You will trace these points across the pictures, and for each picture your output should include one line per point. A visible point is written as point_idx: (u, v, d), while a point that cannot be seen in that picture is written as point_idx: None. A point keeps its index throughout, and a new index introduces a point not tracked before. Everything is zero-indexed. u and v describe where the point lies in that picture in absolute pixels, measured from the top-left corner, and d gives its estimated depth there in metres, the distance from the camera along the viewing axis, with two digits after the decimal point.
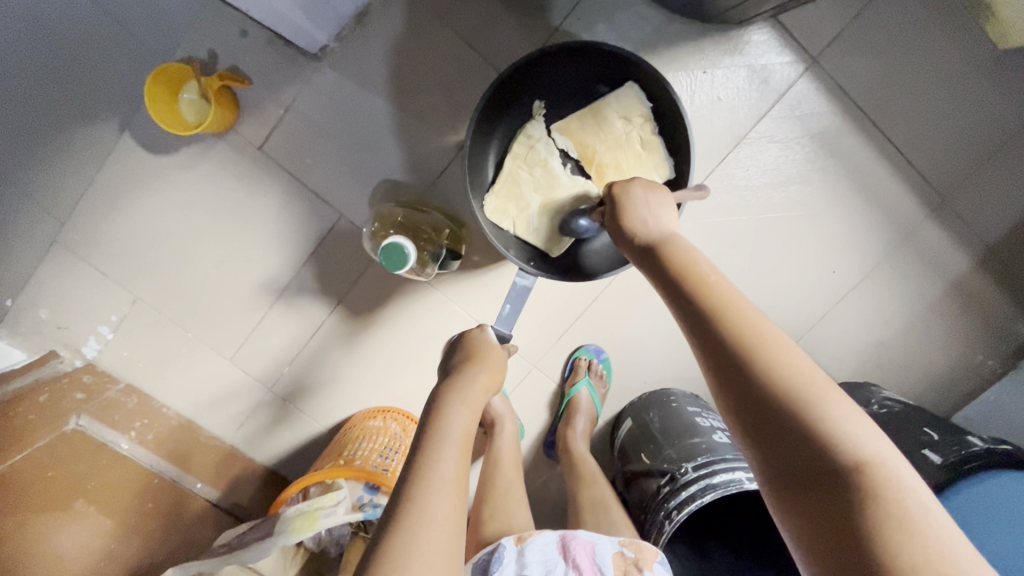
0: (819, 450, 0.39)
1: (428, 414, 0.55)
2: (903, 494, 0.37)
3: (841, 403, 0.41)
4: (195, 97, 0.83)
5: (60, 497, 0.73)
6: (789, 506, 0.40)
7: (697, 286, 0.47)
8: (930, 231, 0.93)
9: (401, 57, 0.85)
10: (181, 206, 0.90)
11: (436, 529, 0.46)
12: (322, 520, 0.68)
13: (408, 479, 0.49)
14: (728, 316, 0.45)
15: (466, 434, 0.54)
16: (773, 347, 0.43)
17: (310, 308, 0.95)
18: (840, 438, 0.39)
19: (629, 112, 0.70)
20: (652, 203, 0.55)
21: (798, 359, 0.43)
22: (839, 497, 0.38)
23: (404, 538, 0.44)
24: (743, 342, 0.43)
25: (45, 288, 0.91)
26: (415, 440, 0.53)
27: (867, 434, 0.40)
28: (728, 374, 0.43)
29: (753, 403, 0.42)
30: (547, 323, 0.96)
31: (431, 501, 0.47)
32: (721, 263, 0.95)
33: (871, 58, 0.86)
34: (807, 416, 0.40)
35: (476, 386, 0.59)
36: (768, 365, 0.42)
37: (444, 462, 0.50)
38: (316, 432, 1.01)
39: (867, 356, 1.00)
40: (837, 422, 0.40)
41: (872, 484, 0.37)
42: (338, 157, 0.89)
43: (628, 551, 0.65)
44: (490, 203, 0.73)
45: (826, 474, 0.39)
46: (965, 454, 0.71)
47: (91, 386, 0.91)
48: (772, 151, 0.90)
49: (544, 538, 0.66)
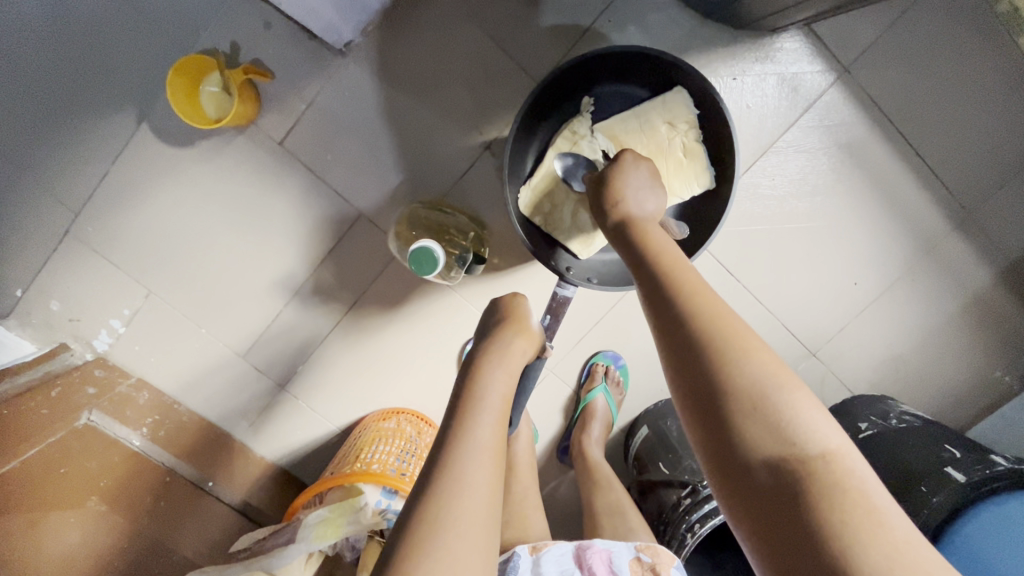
0: (771, 437, 0.41)
1: (464, 379, 0.55)
2: (853, 484, 0.39)
3: (800, 394, 0.42)
4: (216, 89, 0.81)
5: (69, 495, 0.72)
6: (736, 492, 0.41)
7: (665, 274, 0.49)
8: (953, 246, 0.92)
9: (427, 55, 0.83)
10: (198, 200, 0.88)
11: (473, 494, 0.46)
12: (345, 529, 0.69)
13: (444, 442, 0.48)
14: (695, 305, 0.47)
15: (504, 403, 0.53)
16: (734, 332, 0.45)
17: (327, 306, 0.94)
18: (795, 427, 0.41)
19: (675, 117, 0.68)
20: (642, 188, 0.58)
21: (762, 350, 0.44)
22: (785, 481, 0.39)
23: (438, 505, 0.44)
24: (704, 326, 0.45)
25: (57, 279, 0.89)
26: (452, 402, 0.53)
27: (822, 427, 0.41)
28: (687, 360, 0.45)
29: (710, 390, 0.43)
30: (566, 328, 0.96)
31: (466, 468, 0.47)
32: (743, 273, 0.94)
33: (902, 69, 0.85)
34: (765, 405, 0.41)
35: (517, 355, 0.57)
36: (727, 350, 0.44)
37: (480, 428, 0.49)
38: (328, 432, 1.00)
39: (885, 369, 0.99)
40: (794, 411, 0.41)
41: (821, 473, 0.39)
42: (358, 153, 0.87)
43: (645, 556, 0.64)
44: (524, 195, 0.72)
45: (776, 462, 0.40)
46: (991, 473, 0.70)
47: (102, 381, 0.89)
48: (799, 160, 0.89)
49: (560, 548, 0.66)
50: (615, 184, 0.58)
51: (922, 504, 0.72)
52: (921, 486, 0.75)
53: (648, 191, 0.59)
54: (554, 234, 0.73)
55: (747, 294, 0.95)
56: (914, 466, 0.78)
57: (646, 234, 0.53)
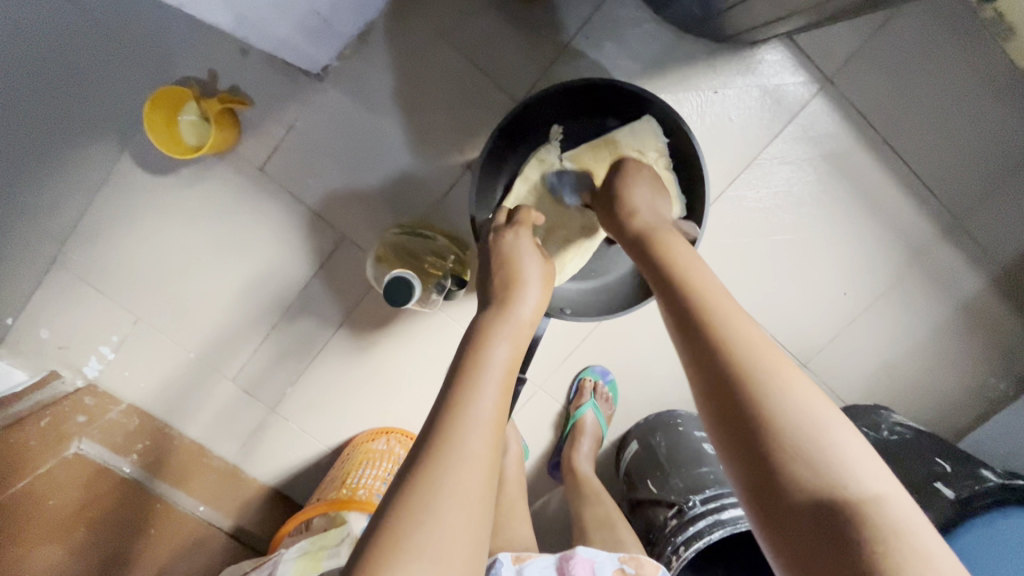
0: (814, 474, 0.38)
1: (468, 340, 0.49)
2: (904, 528, 0.36)
3: (843, 431, 0.40)
4: (194, 118, 0.81)
5: (61, 527, 0.73)
6: (778, 532, 0.38)
7: (699, 300, 0.48)
8: (942, 253, 0.91)
9: (405, 77, 0.83)
10: (182, 226, 0.89)
11: (473, 465, 0.42)
12: (325, 562, 0.67)
13: (443, 410, 0.44)
14: (730, 333, 0.45)
15: (510, 368, 0.48)
16: (772, 365, 0.43)
17: (314, 327, 0.94)
18: (843, 466, 0.38)
19: (644, 145, 0.68)
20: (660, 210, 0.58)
21: (800, 382, 0.42)
22: (830, 521, 0.36)
23: (435, 472, 0.40)
24: (742, 357, 0.43)
25: (45, 308, 0.90)
26: (453, 369, 0.48)
27: (869, 468, 0.39)
28: (726, 389, 0.43)
29: (751, 422, 0.41)
30: (553, 344, 0.95)
31: (467, 437, 0.43)
32: (730, 285, 0.93)
33: (886, 77, 0.84)
34: (806, 440, 0.39)
35: (518, 322, 0.51)
36: (766, 381, 0.42)
37: (484, 395, 0.45)
38: (319, 452, 1.00)
39: (876, 378, 0.98)
40: (835, 450, 0.39)
41: (871, 517, 0.36)
42: (339, 175, 0.87)
43: (628, 567, 0.65)
44: None
45: (821, 499, 0.37)
46: (979, 489, 0.69)
47: (92, 408, 0.90)
48: (784, 172, 0.88)
49: (543, 559, 0.65)
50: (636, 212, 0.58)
51: None
52: (910, 501, 0.74)
53: (665, 215, 0.59)
54: None
55: None
56: (901, 482, 0.78)
57: (674, 260, 0.52)
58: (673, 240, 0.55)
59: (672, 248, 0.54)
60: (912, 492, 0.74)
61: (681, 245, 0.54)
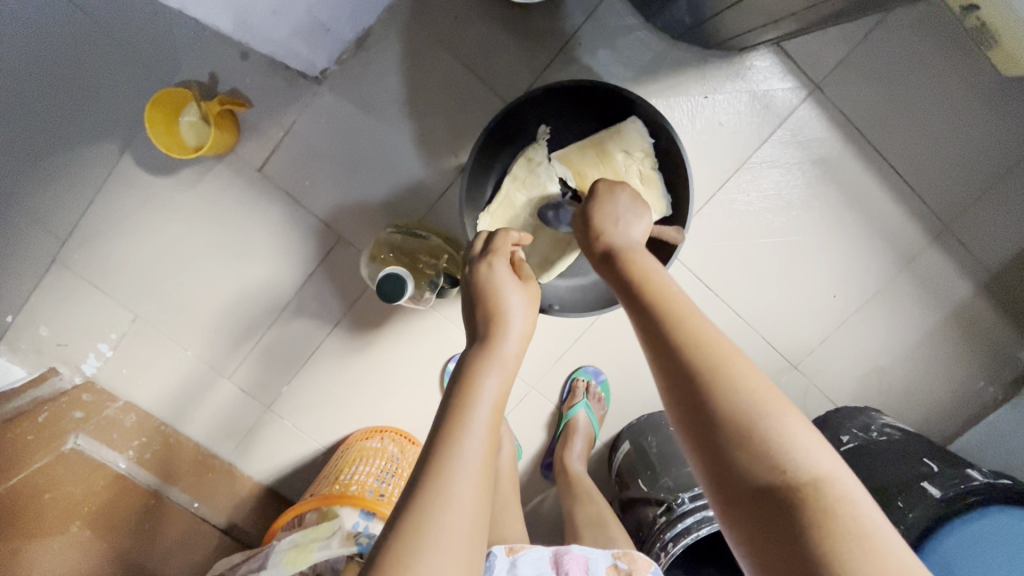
0: (767, 465, 0.38)
1: (455, 381, 0.49)
2: (848, 512, 0.36)
3: (793, 418, 0.40)
4: (194, 119, 0.83)
5: (56, 521, 0.74)
6: (737, 521, 0.39)
7: (653, 298, 0.47)
8: (930, 258, 0.92)
9: (402, 82, 0.85)
10: (180, 226, 0.90)
11: (461, 513, 0.42)
12: (314, 554, 0.68)
13: (430, 459, 0.44)
14: (684, 329, 0.44)
15: (497, 410, 0.48)
16: (725, 356, 0.42)
17: (310, 327, 0.95)
18: (791, 454, 0.38)
19: (630, 146, 0.69)
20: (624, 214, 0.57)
21: (753, 373, 0.41)
22: (783, 513, 0.37)
23: (425, 526, 0.41)
24: (695, 350, 0.43)
25: (45, 306, 0.91)
26: (439, 411, 0.48)
27: (816, 453, 0.39)
28: (680, 387, 0.42)
29: (704, 418, 0.40)
30: (546, 345, 0.96)
31: (454, 483, 0.43)
32: (720, 287, 0.95)
33: (873, 85, 0.85)
34: (757, 432, 0.39)
35: (504, 358, 0.51)
36: (718, 373, 0.41)
37: (471, 441, 0.45)
38: (314, 451, 1.01)
39: (867, 382, 0.99)
40: (785, 437, 0.39)
41: (817, 502, 0.36)
42: (337, 177, 0.88)
43: (621, 563, 0.64)
44: (483, 222, 0.72)
45: (770, 487, 0.38)
46: (966, 488, 0.70)
47: (90, 404, 0.91)
48: (773, 176, 0.90)
49: (537, 552, 0.66)
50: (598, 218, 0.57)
51: (897, 518, 0.72)
52: (897, 500, 0.75)
53: (633, 217, 0.58)
54: None
55: (725, 308, 0.96)
56: (888, 480, 0.79)
57: (634, 261, 0.51)
58: (637, 244, 0.54)
59: (632, 249, 0.53)
60: (899, 491, 0.76)
61: (638, 246, 0.53)
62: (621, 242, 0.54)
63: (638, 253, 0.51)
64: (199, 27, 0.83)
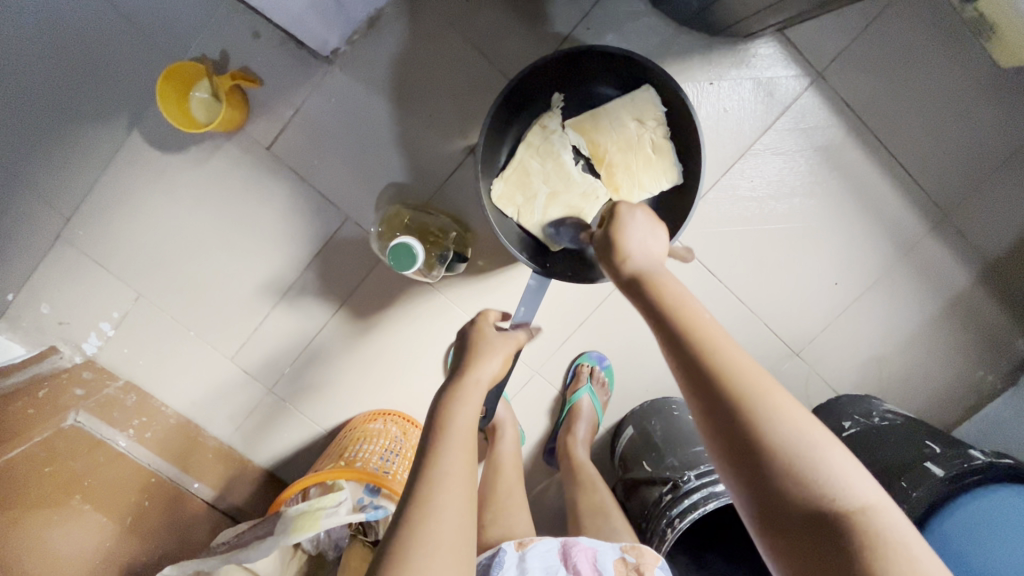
0: (812, 496, 0.41)
1: (433, 411, 0.53)
2: (888, 535, 0.40)
3: (832, 447, 0.42)
4: (206, 96, 0.84)
5: (57, 493, 0.73)
6: (779, 545, 0.42)
7: (689, 332, 0.47)
8: (930, 246, 0.94)
9: (412, 63, 0.86)
10: (187, 204, 0.90)
11: (448, 521, 0.46)
12: (322, 521, 0.68)
13: (416, 481, 0.48)
14: (724, 367, 0.45)
15: (473, 428, 0.53)
16: (762, 391, 0.44)
17: (314, 309, 0.95)
18: (831, 482, 0.41)
19: (643, 114, 0.71)
20: (643, 232, 0.55)
21: (789, 406, 0.44)
22: (829, 538, 0.40)
23: (415, 535, 0.44)
24: (736, 387, 0.44)
25: (47, 283, 0.90)
26: (422, 439, 0.52)
27: (853, 477, 0.42)
28: (723, 424, 0.44)
29: (750, 456, 0.43)
30: (551, 329, 0.97)
31: (439, 498, 0.47)
32: (724, 273, 0.95)
33: (875, 73, 0.87)
34: (803, 466, 0.41)
35: (480, 383, 0.56)
36: (758, 411, 0.43)
37: (450, 456, 0.49)
38: (316, 434, 1.00)
39: (868, 369, 1.00)
40: (827, 469, 0.41)
41: (859, 527, 0.40)
42: (345, 157, 0.89)
43: (629, 557, 0.63)
44: (497, 188, 0.73)
45: (814, 517, 0.41)
46: (967, 466, 0.69)
47: (90, 383, 0.90)
48: (776, 163, 0.91)
49: (545, 544, 0.65)
50: (619, 238, 0.55)
51: (901, 497, 0.72)
52: (901, 481, 0.74)
53: (651, 237, 0.56)
54: (526, 226, 0.74)
55: (729, 294, 0.96)
56: (896, 462, 0.78)
57: (661, 289, 0.51)
58: (662, 269, 0.53)
59: (659, 277, 0.52)
60: (902, 475, 0.75)
61: (665, 273, 0.53)
62: (644, 266, 0.53)
63: (665, 281, 0.51)
64: (211, 5, 0.84)
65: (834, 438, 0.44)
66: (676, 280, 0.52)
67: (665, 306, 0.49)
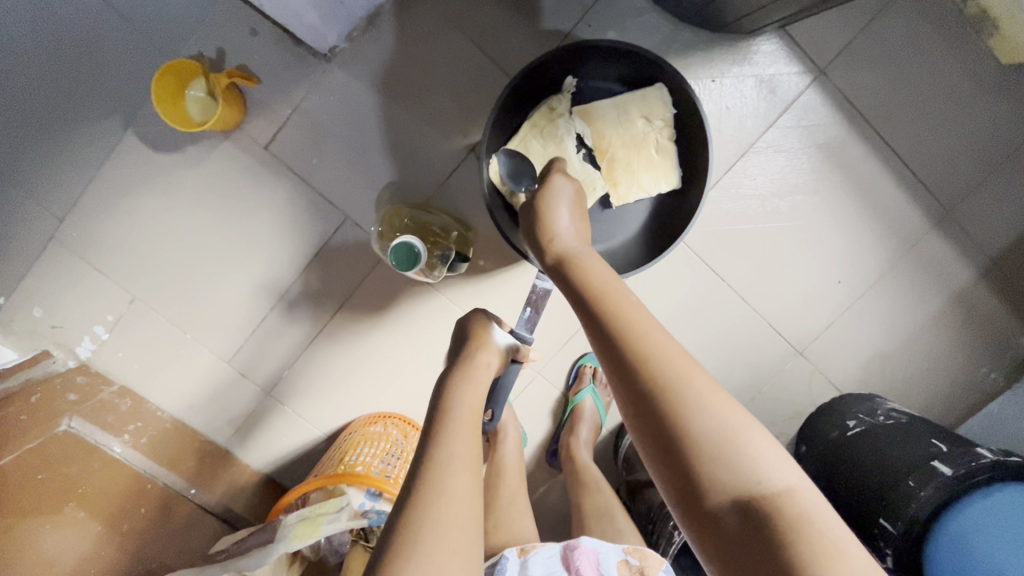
0: (733, 480, 0.40)
1: (434, 397, 0.53)
2: (810, 518, 0.39)
3: (755, 433, 0.42)
4: (201, 95, 0.83)
5: (49, 501, 0.71)
6: (705, 533, 0.41)
7: (611, 316, 0.48)
8: (933, 244, 0.93)
9: (412, 60, 0.85)
10: (182, 205, 0.89)
11: (455, 503, 0.44)
12: (324, 528, 0.68)
13: (423, 463, 0.47)
14: (643, 348, 0.45)
15: (476, 413, 0.52)
16: (686, 376, 0.44)
17: (312, 311, 0.93)
18: (755, 469, 0.41)
19: (651, 112, 0.71)
20: (572, 221, 0.56)
21: (706, 385, 0.44)
22: (745, 515, 0.40)
23: (418, 520, 0.43)
24: (658, 372, 0.44)
25: (37, 287, 0.88)
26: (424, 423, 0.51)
27: (778, 464, 0.42)
28: (647, 413, 0.43)
29: (668, 442, 0.42)
30: (553, 329, 0.96)
31: (447, 479, 0.45)
32: (725, 270, 0.95)
33: (878, 69, 0.87)
34: (724, 450, 0.41)
35: (487, 368, 0.56)
36: (680, 395, 0.43)
37: (455, 439, 0.48)
38: (314, 438, 0.99)
39: (871, 367, 0.99)
40: (750, 454, 0.41)
41: (780, 512, 0.39)
42: (344, 156, 0.88)
43: (632, 559, 0.61)
44: (495, 159, 0.70)
45: (737, 502, 0.40)
46: (977, 465, 0.67)
47: (84, 388, 0.88)
48: (779, 160, 0.90)
49: (548, 550, 0.63)
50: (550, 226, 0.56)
51: (909, 497, 0.70)
52: (908, 480, 0.72)
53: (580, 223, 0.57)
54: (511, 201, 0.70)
55: (730, 292, 0.96)
56: (902, 462, 0.75)
57: (592, 276, 0.51)
58: (591, 256, 0.54)
59: (588, 262, 0.53)
60: (909, 474, 0.72)
61: (596, 261, 0.53)
62: (571, 251, 0.54)
63: (595, 269, 0.52)
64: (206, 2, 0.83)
65: (754, 422, 0.44)
66: (606, 269, 0.53)
67: (591, 292, 0.50)
